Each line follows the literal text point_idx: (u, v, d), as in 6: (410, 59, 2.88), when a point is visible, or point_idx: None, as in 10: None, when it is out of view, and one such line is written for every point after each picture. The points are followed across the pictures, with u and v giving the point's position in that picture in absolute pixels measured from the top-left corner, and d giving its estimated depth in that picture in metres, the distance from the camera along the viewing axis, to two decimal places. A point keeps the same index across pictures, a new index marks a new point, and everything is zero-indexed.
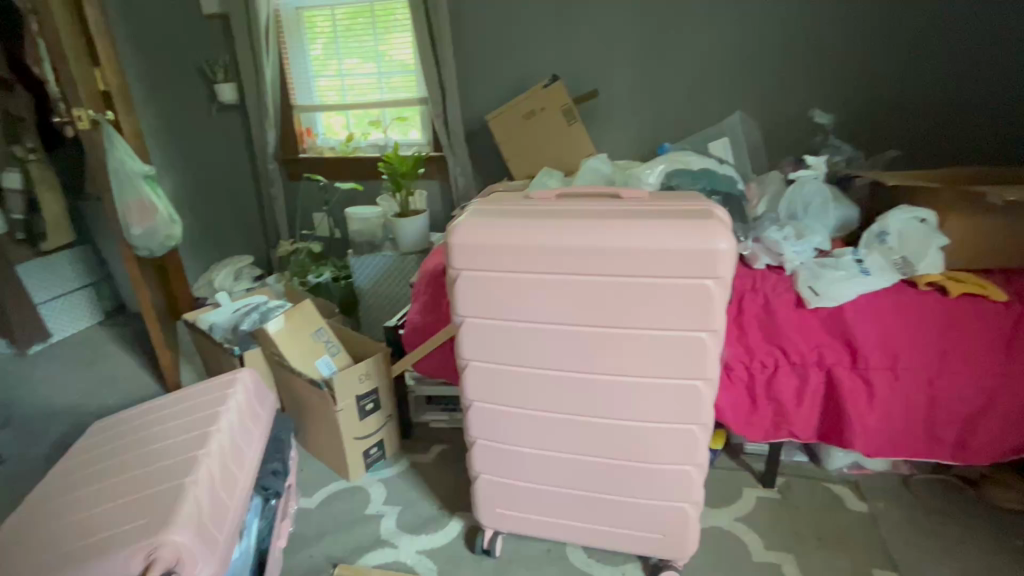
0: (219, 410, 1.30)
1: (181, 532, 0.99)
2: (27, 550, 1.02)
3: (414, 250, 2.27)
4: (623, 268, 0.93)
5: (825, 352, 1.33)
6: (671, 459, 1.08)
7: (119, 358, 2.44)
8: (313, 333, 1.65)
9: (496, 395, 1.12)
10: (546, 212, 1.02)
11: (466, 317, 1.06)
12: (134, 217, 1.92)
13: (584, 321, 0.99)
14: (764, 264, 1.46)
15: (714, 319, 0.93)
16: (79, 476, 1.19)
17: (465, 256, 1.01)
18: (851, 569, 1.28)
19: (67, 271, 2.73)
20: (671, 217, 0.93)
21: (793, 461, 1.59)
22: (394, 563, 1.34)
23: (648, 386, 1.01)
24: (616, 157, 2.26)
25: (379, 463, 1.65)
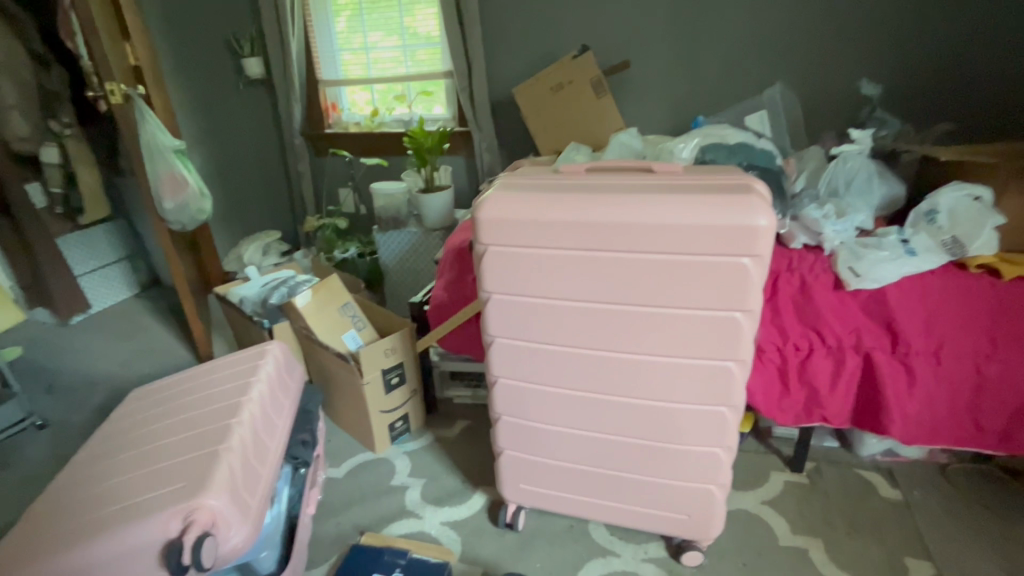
0: (251, 381, 1.33)
1: (216, 496, 1.02)
2: (72, 507, 1.07)
3: (438, 227, 2.26)
4: (655, 244, 0.90)
5: (863, 336, 1.28)
6: (699, 441, 1.06)
7: (154, 329, 2.53)
8: (339, 308, 1.67)
9: (522, 372, 1.11)
10: (577, 187, 0.99)
11: (493, 294, 1.05)
12: (167, 191, 1.96)
13: (613, 298, 0.97)
14: (801, 244, 1.40)
15: (750, 298, 0.90)
16: (120, 440, 1.24)
17: (492, 231, 1.00)
18: (882, 556, 1.25)
19: (104, 245, 2.82)
20: (708, 192, 0.89)
21: (823, 446, 1.56)
22: (418, 533, 1.37)
23: (679, 366, 0.99)
24: (646, 131, 2.18)
25: (404, 436, 1.67)
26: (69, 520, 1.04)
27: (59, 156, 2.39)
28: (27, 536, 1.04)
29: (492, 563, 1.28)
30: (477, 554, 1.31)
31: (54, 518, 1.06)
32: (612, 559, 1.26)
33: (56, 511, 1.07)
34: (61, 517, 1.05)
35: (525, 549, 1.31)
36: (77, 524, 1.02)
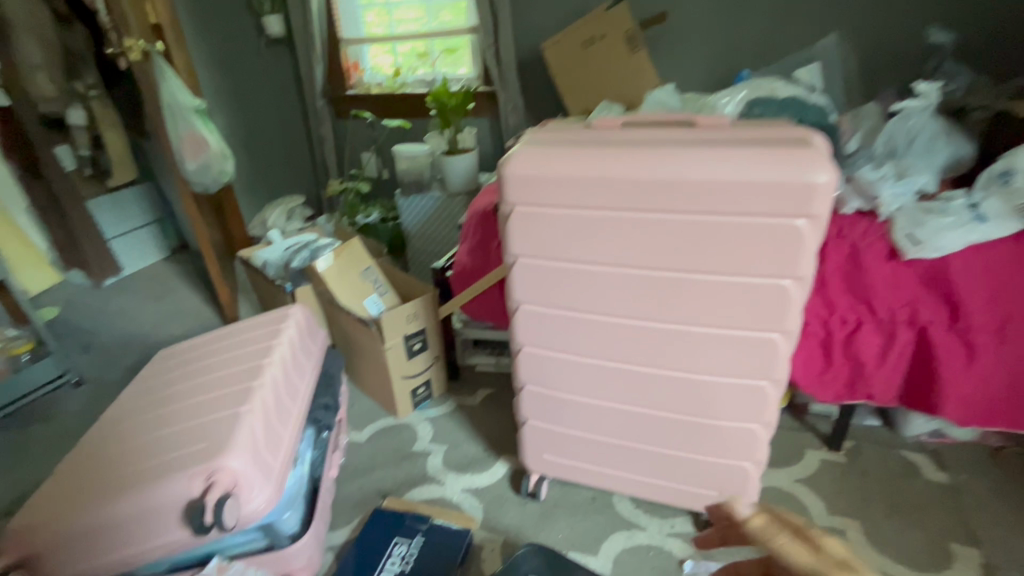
0: (273, 343, 1.32)
1: (237, 459, 1.01)
2: (98, 463, 1.08)
3: (462, 191, 2.20)
4: (699, 204, 0.82)
5: (919, 309, 1.18)
6: (735, 415, 1.00)
7: (182, 292, 2.56)
8: (361, 272, 1.64)
9: (548, 340, 1.06)
10: (612, 141, 0.91)
11: (519, 257, 0.99)
12: (188, 152, 1.94)
13: (648, 263, 0.90)
14: (854, 209, 1.30)
15: (802, 264, 0.82)
16: (144, 399, 1.25)
17: (519, 188, 0.93)
18: (925, 541, 1.19)
19: (133, 209, 2.85)
20: (761, 145, 0.80)
21: (864, 425, 1.47)
22: (440, 498, 1.36)
23: (717, 337, 0.92)
24: (684, 89, 2.04)
25: (426, 402, 1.66)
26: (95, 475, 1.05)
27: (85, 118, 2.42)
28: (56, 489, 1.06)
29: (514, 531, 1.27)
30: (499, 522, 1.29)
31: (81, 472, 1.07)
32: (637, 533, 1.23)
33: (83, 466, 1.09)
34: (88, 472, 1.07)
35: (548, 519, 1.28)
36: (103, 481, 1.03)
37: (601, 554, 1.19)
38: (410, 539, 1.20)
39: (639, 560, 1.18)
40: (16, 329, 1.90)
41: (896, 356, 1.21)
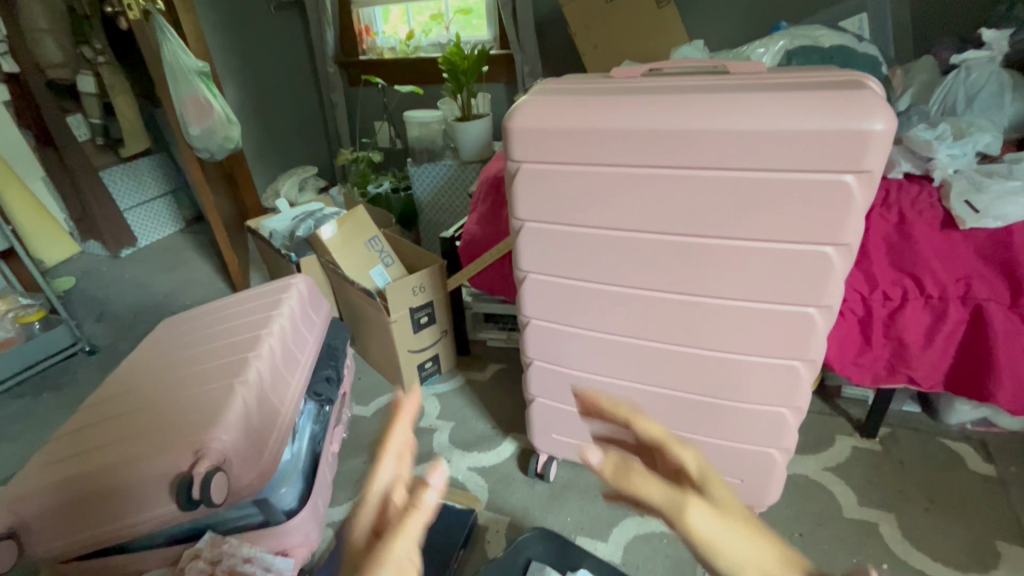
0: (272, 314, 1.27)
1: (230, 434, 0.97)
2: (93, 432, 1.05)
3: (474, 159, 2.10)
4: (728, 158, 0.72)
5: (975, 284, 1.06)
6: (761, 399, 0.91)
7: (195, 263, 2.54)
8: (367, 241, 1.57)
9: (557, 313, 0.98)
10: (631, 88, 0.80)
11: (526, 222, 0.90)
12: (192, 116, 1.88)
13: (668, 227, 0.80)
14: (902, 173, 1.17)
15: (848, 228, 0.71)
16: (142, 366, 1.21)
17: (527, 144, 0.83)
18: (967, 538, 1.09)
19: (148, 178, 2.79)
20: (806, 89, 0.69)
21: (903, 411, 1.37)
22: (444, 477, 1.31)
23: (745, 311, 0.83)
24: (713, 48, 1.89)
25: (433, 377, 1.60)
26: (91, 445, 1.03)
27: (95, 85, 2.35)
28: (50, 457, 1.03)
29: (520, 513, 1.21)
30: (505, 503, 1.23)
31: (77, 441, 1.05)
32: (650, 519, 1.16)
33: (80, 435, 1.06)
34: (84, 441, 1.04)
35: (556, 501, 1.22)
36: (99, 450, 1.01)
37: (611, 541, 1.13)
38: None
39: (652, 547, 1.11)
40: (28, 297, 1.90)
41: (945, 336, 1.10)
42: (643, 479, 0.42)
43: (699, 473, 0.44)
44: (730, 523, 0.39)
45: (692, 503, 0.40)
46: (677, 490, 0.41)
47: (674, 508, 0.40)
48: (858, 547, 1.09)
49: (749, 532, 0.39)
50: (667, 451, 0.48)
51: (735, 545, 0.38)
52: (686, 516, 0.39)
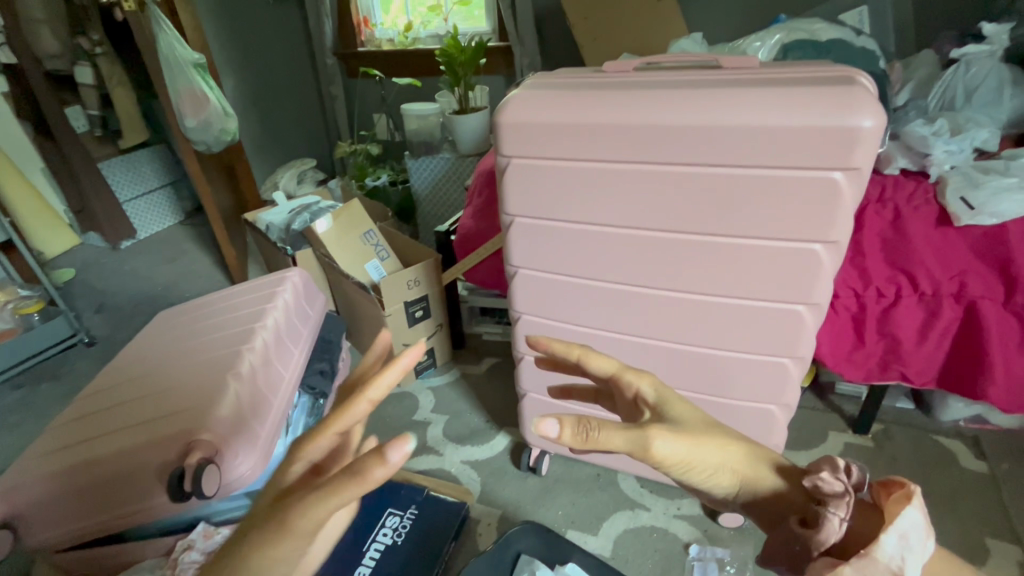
0: (266, 307, 1.27)
1: (221, 427, 0.98)
2: (88, 424, 1.06)
3: (472, 152, 2.09)
4: (718, 154, 0.72)
5: (969, 281, 1.05)
6: (750, 396, 0.91)
7: (194, 255, 2.54)
8: (362, 235, 1.57)
9: (547, 309, 0.98)
10: (621, 83, 0.80)
11: (516, 217, 0.90)
12: (188, 108, 1.88)
13: (657, 224, 0.80)
14: (899, 168, 1.15)
15: (837, 226, 0.71)
16: (136, 358, 1.22)
17: (516, 138, 0.83)
18: (956, 534, 1.09)
19: (147, 169, 2.78)
20: (796, 84, 0.68)
21: (896, 407, 1.37)
22: (437, 470, 1.32)
23: (734, 309, 0.82)
24: (712, 41, 1.87)
25: (429, 371, 1.61)
26: (85, 436, 1.03)
27: (92, 76, 2.35)
28: (44, 448, 1.04)
29: (512, 506, 1.22)
30: (497, 496, 1.24)
31: (72, 433, 1.06)
32: (641, 513, 1.17)
33: (75, 427, 1.07)
34: (79, 433, 1.05)
35: (548, 495, 1.23)
36: (93, 441, 1.02)
37: (601, 534, 1.13)
38: (403, 511, 1.16)
39: (641, 541, 1.11)
40: (27, 289, 1.91)
41: (937, 333, 1.09)
42: (606, 431, 0.44)
43: (655, 398, 0.48)
44: (691, 441, 0.45)
45: (657, 437, 0.44)
46: (639, 430, 0.44)
47: (642, 448, 0.44)
48: None
49: (712, 443, 0.47)
50: (624, 383, 0.49)
51: (704, 461, 0.46)
52: (653, 452, 0.44)
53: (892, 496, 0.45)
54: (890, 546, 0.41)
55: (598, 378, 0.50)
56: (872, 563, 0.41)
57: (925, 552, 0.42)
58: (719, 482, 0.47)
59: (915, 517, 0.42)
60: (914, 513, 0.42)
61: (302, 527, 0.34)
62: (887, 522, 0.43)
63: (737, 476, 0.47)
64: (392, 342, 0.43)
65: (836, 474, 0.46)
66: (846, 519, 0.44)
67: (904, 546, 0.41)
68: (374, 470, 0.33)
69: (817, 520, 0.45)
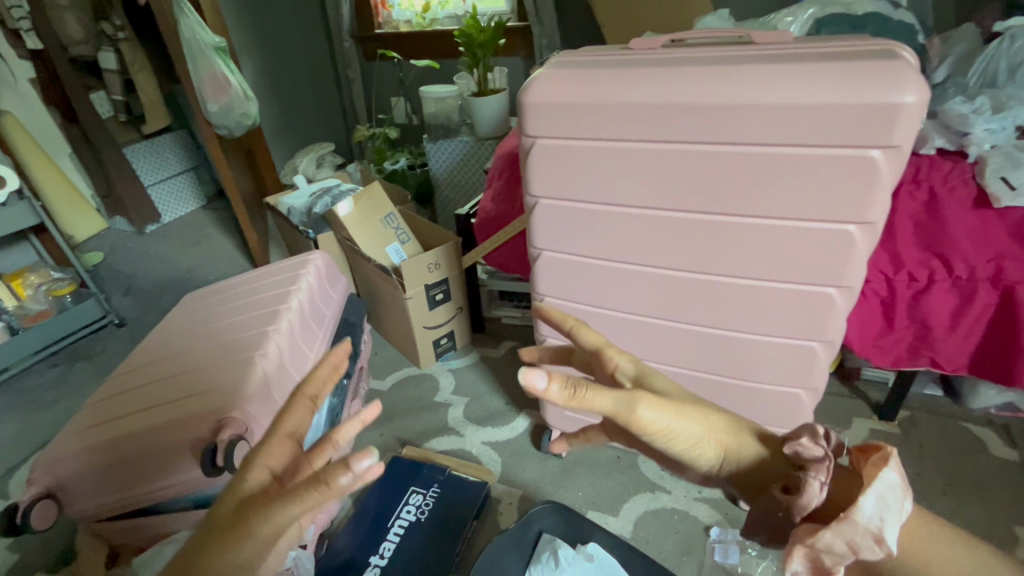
0: (290, 289, 1.29)
1: (249, 405, 1.01)
2: (123, 401, 1.10)
3: (491, 135, 2.07)
4: (750, 132, 0.70)
5: (1006, 265, 1.01)
6: (776, 380, 0.90)
7: (217, 239, 2.58)
8: (382, 218, 1.58)
9: (570, 291, 0.98)
10: (650, 60, 0.78)
11: (540, 198, 0.89)
12: (210, 92, 1.89)
13: (684, 205, 0.79)
14: (935, 148, 1.12)
15: (873, 206, 0.69)
16: (166, 338, 1.25)
17: (541, 118, 0.82)
18: (984, 522, 1.08)
19: (169, 155, 2.81)
20: (834, 60, 0.66)
21: (924, 394, 1.34)
22: (458, 450, 1.34)
23: (762, 291, 0.81)
24: (739, 18, 1.82)
25: (449, 353, 1.62)
26: (121, 413, 1.07)
27: (116, 61, 2.37)
28: (82, 423, 1.08)
29: (533, 487, 1.23)
30: (518, 477, 1.26)
31: (108, 408, 1.09)
32: (661, 495, 1.17)
33: (110, 403, 1.10)
34: (114, 409, 1.08)
35: (568, 476, 1.24)
36: (129, 417, 1.05)
37: (622, 516, 1.14)
38: (426, 489, 1.19)
39: (662, 523, 1.12)
40: (59, 271, 1.96)
41: (970, 318, 1.06)
42: (592, 393, 0.45)
43: (635, 372, 0.51)
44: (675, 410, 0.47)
45: (643, 401, 0.46)
46: (625, 394, 0.46)
47: (630, 409, 0.45)
48: None
49: (693, 414, 0.49)
50: (605, 358, 0.52)
51: (684, 430, 0.48)
52: (637, 415, 0.46)
53: (871, 458, 0.44)
54: (870, 509, 0.40)
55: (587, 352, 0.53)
56: (853, 528, 0.40)
57: (906, 514, 0.40)
58: (704, 453, 0.49)
59: (894, 478, 0.41)
60: (892, 475, 0.41)
61: (263, 532, 0.41)
62: (867, 485, 0.42)
63: (720, 447, 0.49)
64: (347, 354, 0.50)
65: (817, 440, 0.45)
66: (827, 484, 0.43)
67: (885, 508, 0.40)
68: (338, 476, 0.39)
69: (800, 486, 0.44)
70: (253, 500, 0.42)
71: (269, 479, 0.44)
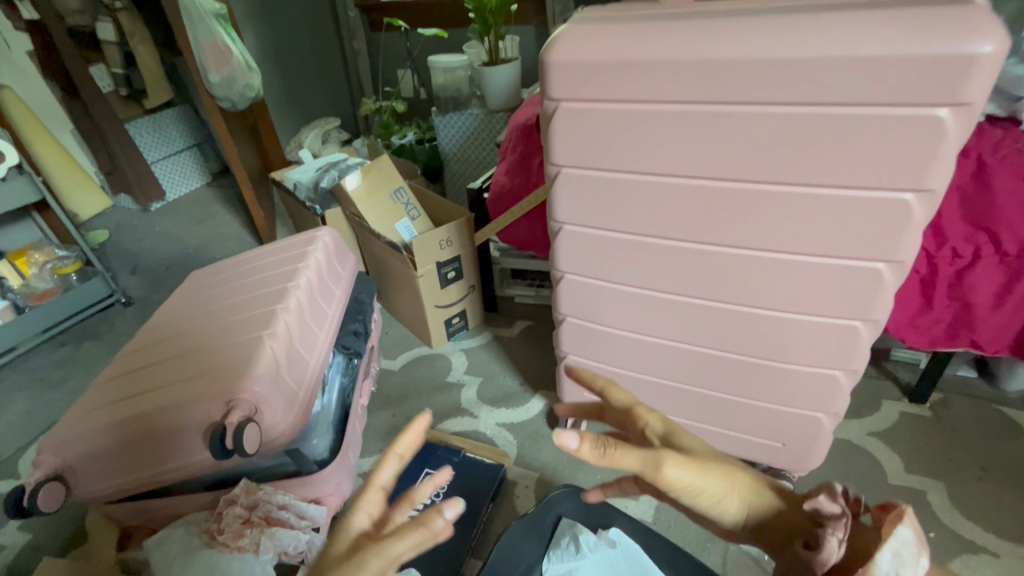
0: (298, 266, 1.25)
1: (259, 384, 0.97)
2: (130, 381, 1.07)
3: (503, 107, 1.99)
4: (799, 91, 0.64)
5: None
6: (812, 361, 0.85)
7: (223, 217, 2.54)
8: (392, 193, 1.52)
9: (593, 267, 0.93)
10: (688, 13, 0.71)
11: (563, 168, 0.84)
12: (212, 63, 1.82)
13: (721, 172, 0.73)
14: (984, 115, 1.03)
15: (935, 171, 0.63)
16: (172, 316, 1.21)
17: (567, 79, 0.75)
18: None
19: (173, 130, 2.75)
20: (898, 7, 0.59)
21: (957, 375, 1.28)
22: (472, 431, 1.31)
23: (803, 267, 0.76)
24: None
25: (460, 333, 1.58)
26: (129, 393, 1.04)
27: (115, 33, 2.32)
28: (89, 403, 1.05)
29: (549, 469, 1.20)
30: (534, 459, 1.23)
31: (115, 389, 1.06)
32: None
33: (118, 384, 1.07)
34: (122, 389, 1.05)
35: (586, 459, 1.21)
36: (136, 398, 1.02)
37: (642, 500, 1.11)
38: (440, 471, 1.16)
39: None
40: (64, 249, 1.93)
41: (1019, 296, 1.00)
42: (618, 452, 0.49)
43: (664, 429, 0.55)
44: (698, 470, 0.51)
45: (667, 460, 0.50)
46: (651, 453, 0.50)
47: (655, 467, 0.50)
48: None
49: (715, 474, 0.52)
50: (636, 417, 0.55)
51: (709, 488, 0.51)
52: (663, 472, 0.49)
53: (889, 515, 0.46)
54: (887, 565, 0.43)
55: (619, 411, 0.57)
56: None
57: (922, 570, 0.42)
58: (726, 510, 0.53)
59: (908, 534, 0.43)
60: (907, 532, 0.43)
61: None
62: (882, 541, 0.44)
63: (742, 504, 0.52)
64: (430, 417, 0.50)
65: (834, 497, 0.48)
66: (843, 542, 0.46)
67: (899, 564, 0.42)
68: (436, 520, 0.45)
69: (820, 543, 0.47)
70: (361, 543, 0.45)
71: (366, 527, 0.47)
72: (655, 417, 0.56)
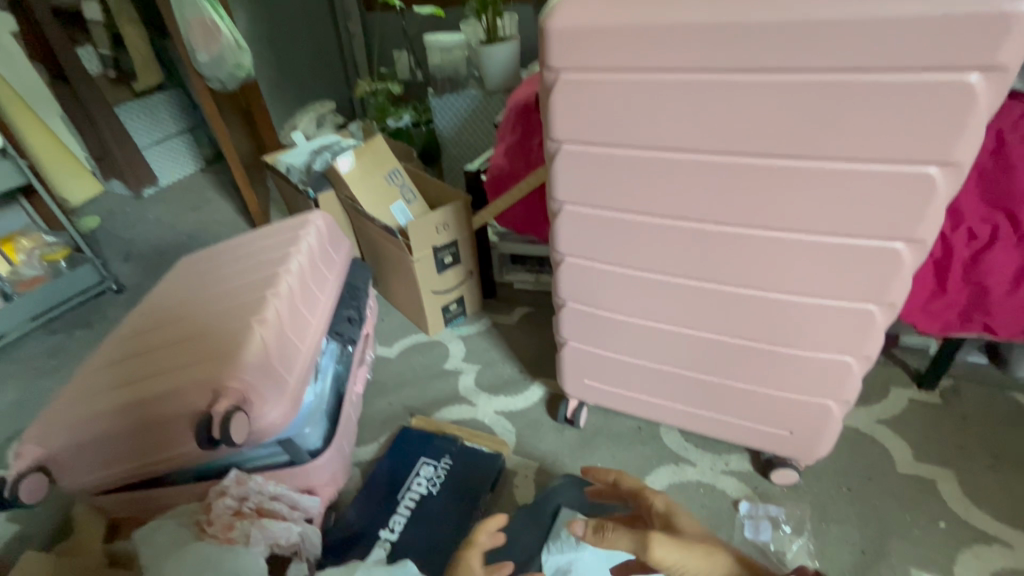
0: (290, 251, 1.21)
1: (248, 373, 0.93)
2: (117, 369, 1.03)
3: (500, 88, 1.94)
4: (818, 56, 0.59)
5: None
6: (822, 346, 0.82)
7: (218, 203, 2.49)
8: (386, 175, 1.47)
9: (594, 250, 0.89)
10: None
11: (564, 144, 0.79)
12: (199, 41, 1.77)
13: (732, 146, 0.69)
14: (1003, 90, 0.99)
15: (963, 141, 0.59)
16: (162, 302, 1.18)
17: (568, 46, 0.71)
18: None
19: (164, 115, 2.68)
20: None
21: (968, 361, 1.24)
22: (470, 420, 1.27)
23: (816, 247, 0.72)
24: None
25: (458, 319, 1.55)
26: (115, 382, 1.01)
27: (101, 13, 2.27)
28: (76, 393, 1.02)
29: (549, 458, 1.17)
30: (533, 448, 1.20)
31: (101, 377, 1.03)
32: (686, 468, 1.11)
33: (104, 372, 1.04)
34: (109, 378, 1.02)
35: (587, 447, 1.18)
36: (124, 386, 0.99)
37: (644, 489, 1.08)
38: (437, 460, 1.13)
39: (687, 497, 1.06)
40: (53, 236, 1.88)
41: None
42: (614, 535, 0.65)
43: (665, 509, 0.71)
44: (686, 550, 0.62)
45: (657, 539, 0.62)
46: (637, 535, 0.63)
47: (644, 548, 0.62)
48: (912, 503, 1.01)
49: (702, 551, 0.63)
50: (644, 498, 0.74)
51: (691, 564, 0.62)
52: (652, 551, 0.61)
53: None
54: None
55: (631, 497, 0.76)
56: None
57: None
58: None
59: None
60: None
61: None
62: None
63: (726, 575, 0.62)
64: (500, 519, 0.73)
65: None
66: None
67: None
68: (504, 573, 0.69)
69: None
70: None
71: None
72: (659, 499, 0.73)
